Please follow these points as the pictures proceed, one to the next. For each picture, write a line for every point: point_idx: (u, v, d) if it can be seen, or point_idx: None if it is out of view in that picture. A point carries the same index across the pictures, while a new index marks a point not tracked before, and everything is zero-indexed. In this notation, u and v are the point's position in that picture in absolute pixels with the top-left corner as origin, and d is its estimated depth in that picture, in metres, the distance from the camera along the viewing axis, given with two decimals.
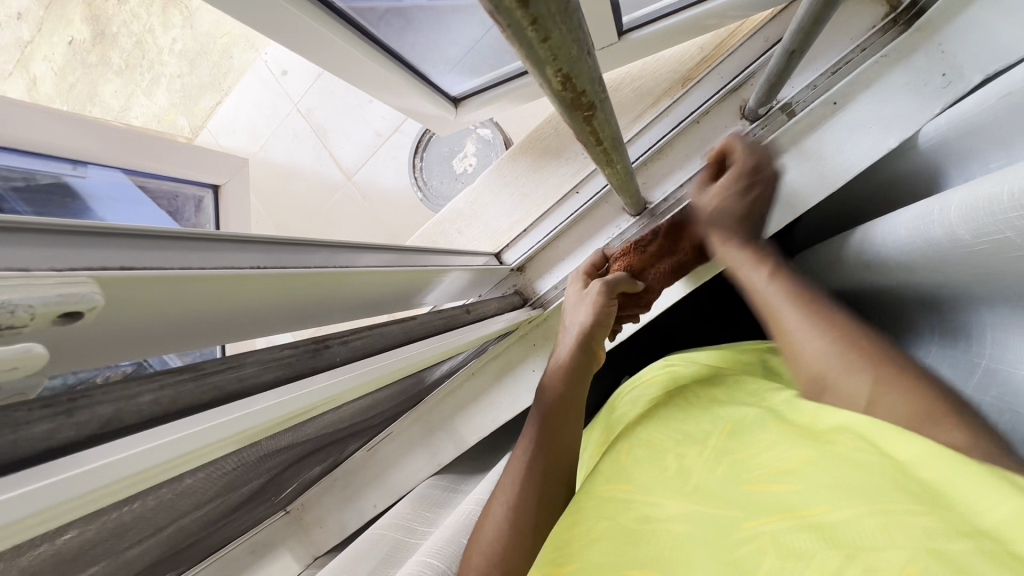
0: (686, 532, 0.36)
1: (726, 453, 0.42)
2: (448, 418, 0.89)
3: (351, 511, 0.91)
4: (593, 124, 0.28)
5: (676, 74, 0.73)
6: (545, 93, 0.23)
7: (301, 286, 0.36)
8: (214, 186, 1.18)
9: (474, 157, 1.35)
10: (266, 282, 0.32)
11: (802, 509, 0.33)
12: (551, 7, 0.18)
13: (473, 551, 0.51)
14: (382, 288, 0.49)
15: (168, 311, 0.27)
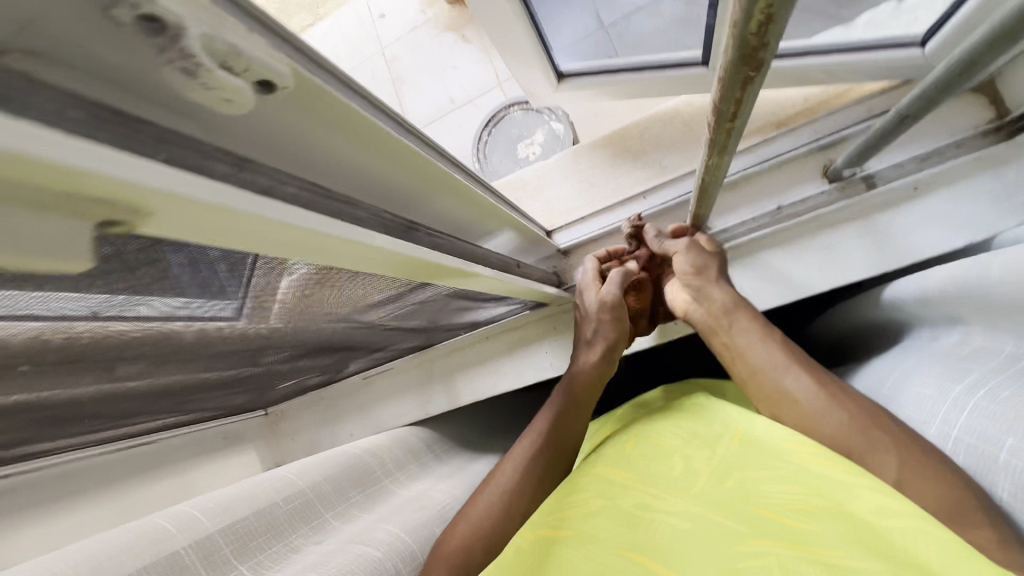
0: (689, 542, 0.38)
1: (738, 467, 0.45)
2: (449, 373, 0.90)
3: (327, 432, 0.97)
4: (743, 91, 0.28)
5: (772, 117, 0.75)
6: (732, 31, 0.23)
7: (415, 163, 0.41)
8: None
9: (540, 147, 1.35)
10: (394, 145, 0.37)
11: (815, 547, 0.35)
12: None
13: (463, 518, 0.56)
14: (457, 208, 0.52)
15: (293, 123, 0.32)
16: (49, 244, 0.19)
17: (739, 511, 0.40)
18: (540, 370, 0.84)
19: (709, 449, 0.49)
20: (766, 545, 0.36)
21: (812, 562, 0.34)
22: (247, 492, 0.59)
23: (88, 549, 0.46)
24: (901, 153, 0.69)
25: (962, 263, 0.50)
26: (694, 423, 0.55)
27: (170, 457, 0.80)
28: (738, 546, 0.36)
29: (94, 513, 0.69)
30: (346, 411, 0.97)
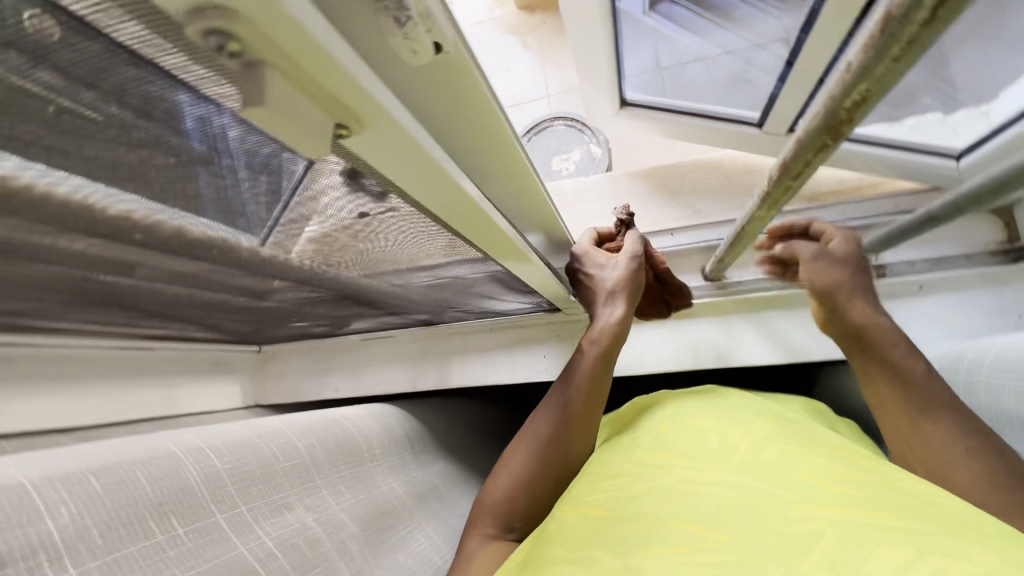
0: (741, 507, 0.42)
1: (776, 444, 0.50)
2: (446, 354, 0.92)
3: (314, 381, 0.98)
4: (814, 155, 0.32)
5: (806, 189, 0.80)
6: (826, 105, 0.27)
7: (504, 141, 0.44)
8: None
9: (574, 165, 1.39)
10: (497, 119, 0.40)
11: (868, 509, 0.39)
12: (930, 39, 0.21)
13: (503, 470, 0.65)
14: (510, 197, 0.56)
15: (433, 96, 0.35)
16: (301, 129, 0.25)
17: (785, 477, 0.44)
18: (535, 371, 0.87)
19: (743, 431, 0.54)
20: (816, 509, 0.39)
21: (865, 522, 0.37)
22: (254, 438, 0.59)
23: (104, 453, 0.47)
24: (915, 251, 0.73)
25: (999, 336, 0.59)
26: (723, 410, 0.60)
27: (161, 371, 0.81)
28: (787, 509, 0.40)
29: (79, 403, 0.69)
30: (335, 368, 0.98)
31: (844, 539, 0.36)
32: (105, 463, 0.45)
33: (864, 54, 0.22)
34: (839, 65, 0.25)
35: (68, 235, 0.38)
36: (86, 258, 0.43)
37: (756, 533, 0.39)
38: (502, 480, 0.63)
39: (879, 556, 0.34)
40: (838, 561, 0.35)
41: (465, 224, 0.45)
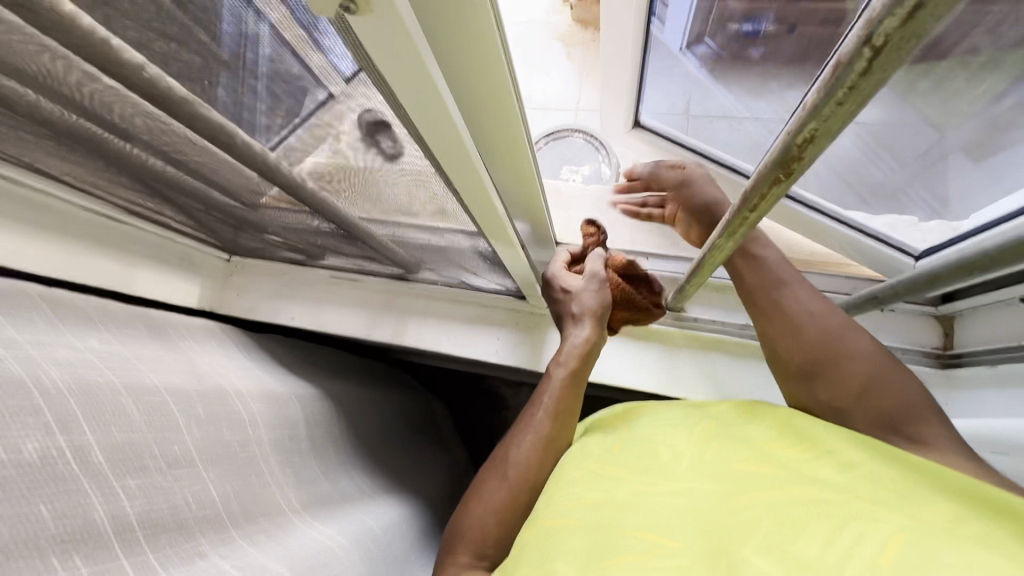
0: (689, 504, 0.48)
1: (715, 443, 0.56)
2: (408, 312, 0.94)
3: (272, 305, 0.99)
4: (771, 188, 0.35)
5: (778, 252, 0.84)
6: (785, 138, 0.30)
7: (508, 121, 0.47)
8: None
9: (581, 178, 1.42)
10: (507, 93, 0.43)
11: (800, 492, 0.45)
12: (867, 89, 0.24)
13: (470, 496, 0.63)
14: (506, 182, 0.59)
15: (448, 49, 0.37)
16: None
17: (727, 476, 0.50)
18: (485, 350, 0.90)
19: (681, 430, 0.60)
20: (756, 498, 0.46)
21: (799, 504, 0.44)
22: (170, 478, 0.50)
23: (9, 467, 0.39)
24: None
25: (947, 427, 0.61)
26: (670, 413, 0.65)
27: (126, 247, 0.81)
28: (731, 506, 0.46)
29: (40, 253, 0.69)
30: (297, 297, 0.99)
31: (779, 522, 0.43)
32: (3, 493, 0.38)
33: (818, 93, 0.26)
34: (801, 101, 0.28)
35: (79, 59, 0.39)
36: (90, 98, 0.44)
37: (708, 531, 0.45)
38: (475, 516, 0.60)
39: (812, 532, 0.41)
40: (779, 545, 0.41)
41: (466, 184, 0.47)
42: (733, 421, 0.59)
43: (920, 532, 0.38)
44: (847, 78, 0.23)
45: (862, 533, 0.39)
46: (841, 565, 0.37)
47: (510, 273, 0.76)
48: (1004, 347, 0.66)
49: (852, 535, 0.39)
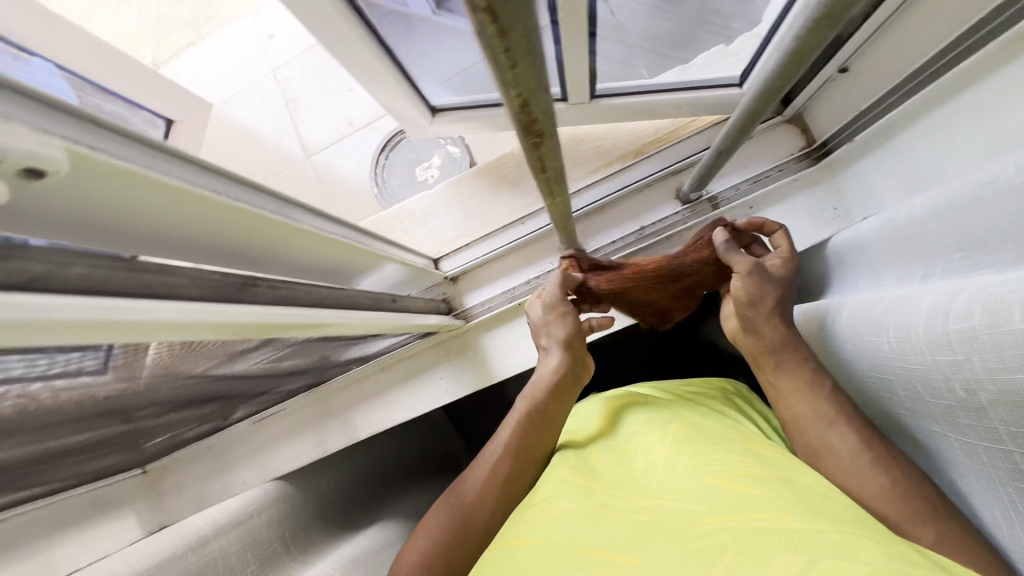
0: (655, 530, 0.45)
1: (691, 448, 0.55)
2: (346, 408, 0.87)
3: (219, 483, 0.90)
4: (541, 150, 0.32)
5: (631, 144, 0.81)
6: (504, 111, 0.27)
7: (273, 226, 0.42)
8: (168, 121, 1.09)
9: (438, 170, 1.35)
10: (238, 213, 0.38)
11: (763, 513, 0.42)
12: (520, 38, 0.21)
13: (431, 517, 0.60)
14: (327, 255, 0.54)
15: (124, 209, 0.32)
16: None
17: (694, 487, 0.49)
18: (437, 397, 0.84)
19: (659, 446, 0.58)
20: (725, 520, 0.43)
21: (761, 526, 0.41)
22: None
23: None
24: (735, 178, 0.80)
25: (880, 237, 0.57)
26: (651, 424, 0.64)
27: None
28: (695, 526, 0.43)
29: None
30: (236, 460, 0.91)
31: (743, 548, 0.39)
32: None
33: (485, 61, 0.23)
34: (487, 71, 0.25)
35: None
36: None
37: (670, 554, 0.41)
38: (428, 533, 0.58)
39: (777, 562, 0.37)
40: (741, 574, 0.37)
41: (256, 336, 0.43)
42: (696, 426, 0.60)
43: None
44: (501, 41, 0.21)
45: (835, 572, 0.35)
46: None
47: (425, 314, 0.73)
48: (852, 120, 0.67)
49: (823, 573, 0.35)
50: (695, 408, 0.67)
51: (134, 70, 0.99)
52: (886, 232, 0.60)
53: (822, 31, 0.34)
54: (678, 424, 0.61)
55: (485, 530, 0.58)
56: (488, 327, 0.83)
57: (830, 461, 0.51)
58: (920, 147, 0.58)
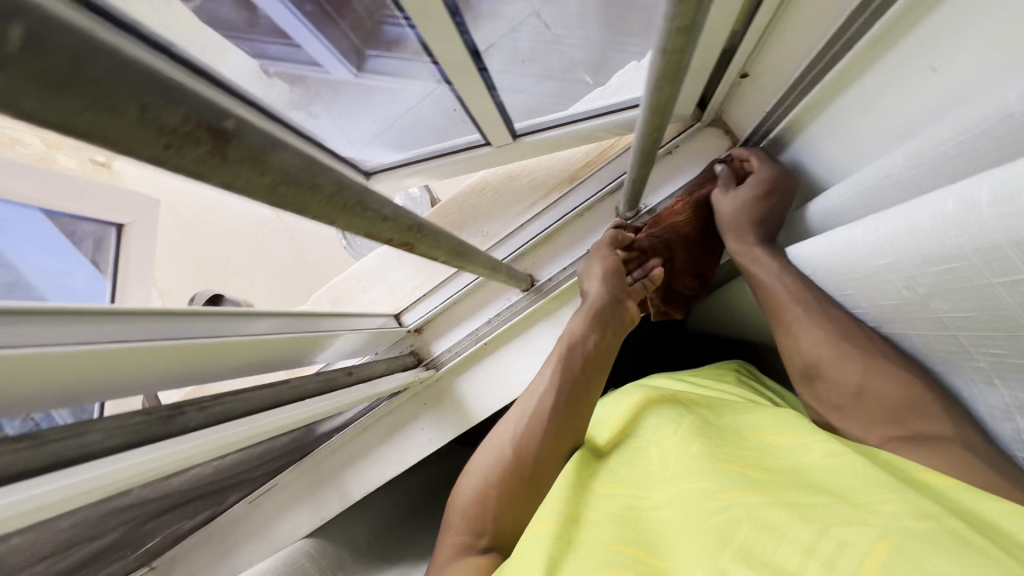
0: (676, 518, 0.48)
1: (703, 433, 0.57)
2: (337, 472, 0.88)
3: (228, 566, 0.87)
4: (423, 246, 0.33)
5: (565, 171, 0.83)
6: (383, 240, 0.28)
7: (181, 353, 0.49)
8: (118, 224, 1.11)
9: (401, 211, 1.35)
10: (137, 352, 0.45)
11: (776, 493, 0.45)
12: (319, 193, 0.22)
13: (471, 474, 0.66)
14: (262, 354, 0.59)
15: (39, 386, 0.40)
16: None
17: (708, 467, 0.50)
18: (422, 447, 0.85)
19: (667, 429, 0.60)
20: (738, 496, 0.46)
21: (779, 502, 0.44)
22: None
23: None
24: (668, 186, 0.83)
25: (826, 214, 0.57)
26: (665, 409, 0.65)
27: None
28: (713, 504, 0.46)
29: None
30: (239, 544, 0.88)
31: (756, 524, 0.42)
32: None
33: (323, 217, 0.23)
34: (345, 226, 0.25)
35: None
36: None
37: (692, 538, 0.44)
38: (469, 491, 0.64)
39: (791, 536, 0.40)
40: (756, 550, 0.40)
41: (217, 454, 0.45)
42: (716, 417, 0.62)
43: (911, 534, 0.36)
44: (303, 207, 0.22)
45: (844, 539, 0.38)
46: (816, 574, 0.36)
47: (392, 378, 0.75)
48: (764, 118, 0.68)
49: (835, 540, 0.38)
50: (708, 397, 0.68)
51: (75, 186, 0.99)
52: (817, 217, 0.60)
53: (671, 88, 0.38)
54: (690, 408, 0.64)
55: (517, 478, 0.62)
56: (460, 371, 0.85)
57: (885, 399, 0.51)
58: (825, 141, 0.59)
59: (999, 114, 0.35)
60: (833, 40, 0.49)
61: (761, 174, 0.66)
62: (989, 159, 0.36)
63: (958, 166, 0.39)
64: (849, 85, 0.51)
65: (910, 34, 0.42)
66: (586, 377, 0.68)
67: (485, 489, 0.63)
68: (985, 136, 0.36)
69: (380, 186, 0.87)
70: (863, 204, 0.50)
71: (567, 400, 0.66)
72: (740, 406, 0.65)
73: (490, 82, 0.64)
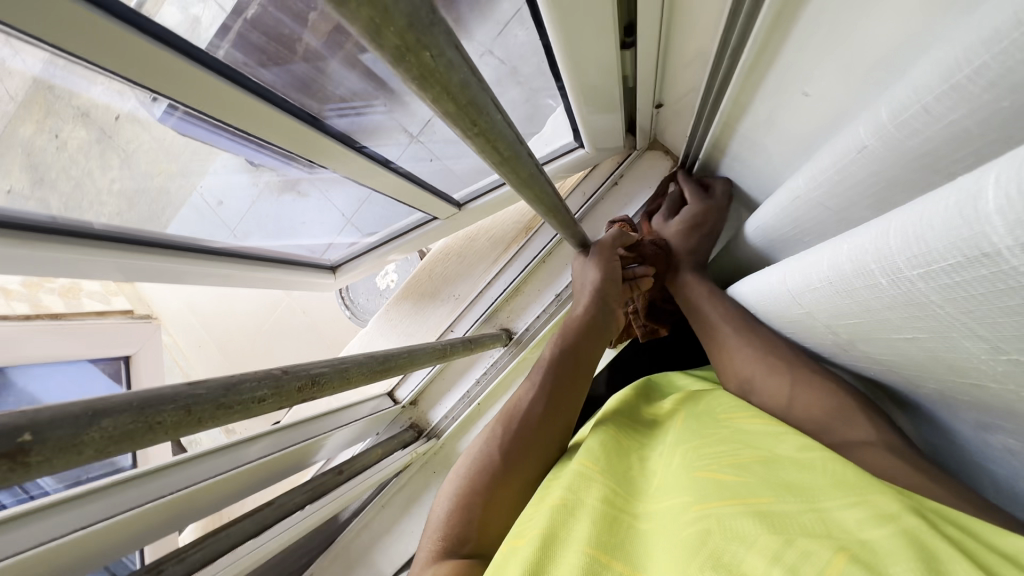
0: (658, 536, 0.40)
1: (681, 441, 0.49)
2: (364, 552, 0.86)
3: None
4: (325, 386, 0.34)
5: (519, 223, 0.85)
6: (266, 412, 0.28)
7: (151, 513, 0.49)
8: (126, 356, 1.24)
9: (395, 274, 1.37)
10: (104, 530, 0.45)
11: (748, 497, 0.38)
12: (172, 414, 0.22)
13: (442, 492, 0.55)
14: (246, 482, 0.60)
15: None
16: None
17: (683, 480, 0.43)
18: None
19: (660, 447, 0.53)
20: (714, 505, 0.38)
21: (751, 512, 0.37)
22: None
23: None
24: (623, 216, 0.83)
25: (767, 219, 0.55)
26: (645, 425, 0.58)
27: None
28: (686, 515, 0.39)
29: None
30: None
31: (728, 534, 0.35)
32: None
33: (185, 430, 0.24)
34: (213, 422, 0.25)
35: None
36: None
37: (670, 551, 0.37)
38: (438, 510, 0.53)
39: (758, 547, 0.33)
40: (727, 559, 0.33)
41: None
42: (710, 408, 0.54)
43: (870, 547, 0.31)
44: (162, 443, 0.22)
45: (807, 551, 0.32)
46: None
47: (390, 459, 0.77)
48: (690, 138, 0.69)
49: (800, 550, 0.32)
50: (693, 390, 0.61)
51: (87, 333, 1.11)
52: (758, 233, 0.58)
53: (533, 187, 0.36)
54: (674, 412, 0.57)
55: (498, 487, 0.52)
56: (460, 434, 0.86)
57: (812, 414, 0.49)
58: (747, 153, 0.58)
59: (858, 146, 0.35)
60: (714, 74, 0.49)
61: (691, 209, 0.69)
62: (865, 186, 0.36)
63: (846, 193, 0.38)
64: (746, 108, 0.51)
65: (777, 63, 0.42)
66: (575, 381, 0.60)
67: (462, 495, 0.52)
68: (855, 166, 0.36)
69: (349, 278, 0.91)
70: (794, 224, 0.49)
71: (557, 404, 0.58)
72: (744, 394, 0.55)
73: (381, 157, 0.63)
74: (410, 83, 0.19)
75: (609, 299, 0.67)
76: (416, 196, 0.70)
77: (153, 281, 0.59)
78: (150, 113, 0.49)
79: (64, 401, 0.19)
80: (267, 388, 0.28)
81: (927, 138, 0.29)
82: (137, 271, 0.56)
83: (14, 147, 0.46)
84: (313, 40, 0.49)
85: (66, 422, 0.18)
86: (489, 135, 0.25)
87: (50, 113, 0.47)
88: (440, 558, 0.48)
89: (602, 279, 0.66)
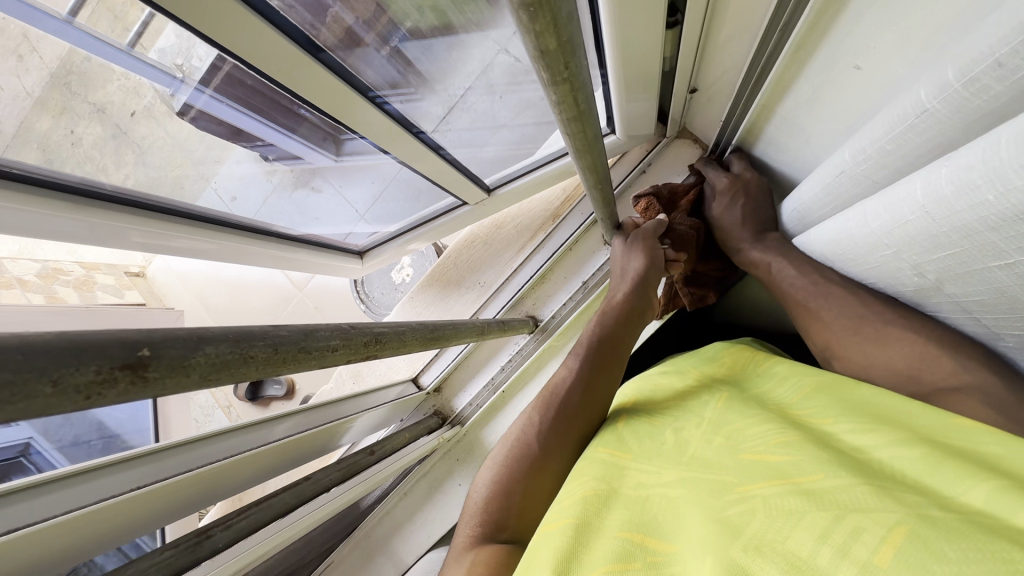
0: (689, 505, 0.40)
1: (721, 425, 0.49)
2: (386, 540, 0.85)
3: None
4: (387, 346, 0.34)
5: (546, 211, 0.86)
6: (338, 365, 0.29)
7: (195, 481, 0.50)
8: None
9: (412, 268, 1.35)
10: (152, 492, 0.46)
11: (796, 477, 0.37)
12: (262, 349, 0.22)
13: (479, 478, 0.58)
14: (280, 459, 0.61)
15: (64, 548, 0.41)
16: None
17: (728, 463, 0.43)
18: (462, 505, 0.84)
19: (699, 417, 0.52)
20: (756, 488, 0.38)
21: (797, 491, 0.35)
22: None
23: None
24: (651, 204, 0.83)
25: (812, 196, 0.53)
26: (689, 400, 0.56)
27: None
28: (727, 497, 0.38)
29: None
30: None
31: (773, 512, 0.34)
32: None
33: (272, 371, 0.24)
34: (293, 368, 0.25)
35: None
36: None
37: (705, 527, 0.36)
38: (476, 494, 0.56)
39: (807, 522, 0.32)
40: (770, 540, 0.32)
41: None
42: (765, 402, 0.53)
43: (935, 519, 0.28)
44: (255, 376, 0.23)
45: (859, 525, 0.30)
46: (834, 562, 0.28)
47: (417, 442, 0.77)
48: (723, 125, 0.69)
49: (850, 528, 0.30)
50: (735, 377, 0.60)
51: (109, 317, 1.12)
52: (805, 215, 0.57)
53: (592, 153, 0.36)
54: (714, 391, 0.56)
55: (530, 475, 0.54)
56: (483, 422, 0.86)
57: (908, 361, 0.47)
58: (785, 135, 0.59)
59: (916, 113, 0.34)
60: (760, 53, 0.49)
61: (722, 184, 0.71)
62: (922, 152, 0.36)
63: (897, 167, 0.38)
64: (788, 88, 0.52)
65: (828, 39, 0.42)
66: (610, 367, 0.61)
67: (499, 482, 0.54)
68: (913, 132, 0.35)
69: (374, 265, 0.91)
70: (838, 204, 0.49)
71: (588, 394, 0.59)
72: (794, 377, 0.54)
73: (433, 142, 0.65)
74: (519, 10, 0.19)
75: (649, 287, 0.67)
76: (450, 179, 0.70)
77: (185, 255, 0.59)
78: (169, 106, 0.54)
79: (175, 324, 0.19)
80: (338, 338, 0.29)
81: (996, 93, 0.28)
82: (163, 245, 0.56)
83: (29, 142, 0.45)
84: (350, 16, 0.48)
85: (177, 342, 0.18)
86: (573, 81, 0.25)
87: (67, 109, 0.48)
88: (480, 543, 0.50)
89: (641, 271, 0.66)
